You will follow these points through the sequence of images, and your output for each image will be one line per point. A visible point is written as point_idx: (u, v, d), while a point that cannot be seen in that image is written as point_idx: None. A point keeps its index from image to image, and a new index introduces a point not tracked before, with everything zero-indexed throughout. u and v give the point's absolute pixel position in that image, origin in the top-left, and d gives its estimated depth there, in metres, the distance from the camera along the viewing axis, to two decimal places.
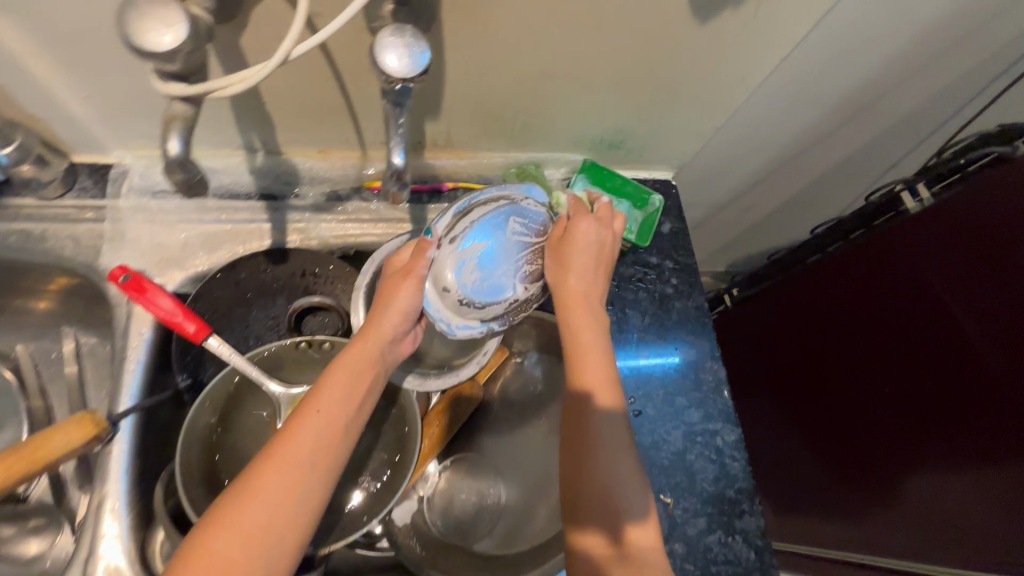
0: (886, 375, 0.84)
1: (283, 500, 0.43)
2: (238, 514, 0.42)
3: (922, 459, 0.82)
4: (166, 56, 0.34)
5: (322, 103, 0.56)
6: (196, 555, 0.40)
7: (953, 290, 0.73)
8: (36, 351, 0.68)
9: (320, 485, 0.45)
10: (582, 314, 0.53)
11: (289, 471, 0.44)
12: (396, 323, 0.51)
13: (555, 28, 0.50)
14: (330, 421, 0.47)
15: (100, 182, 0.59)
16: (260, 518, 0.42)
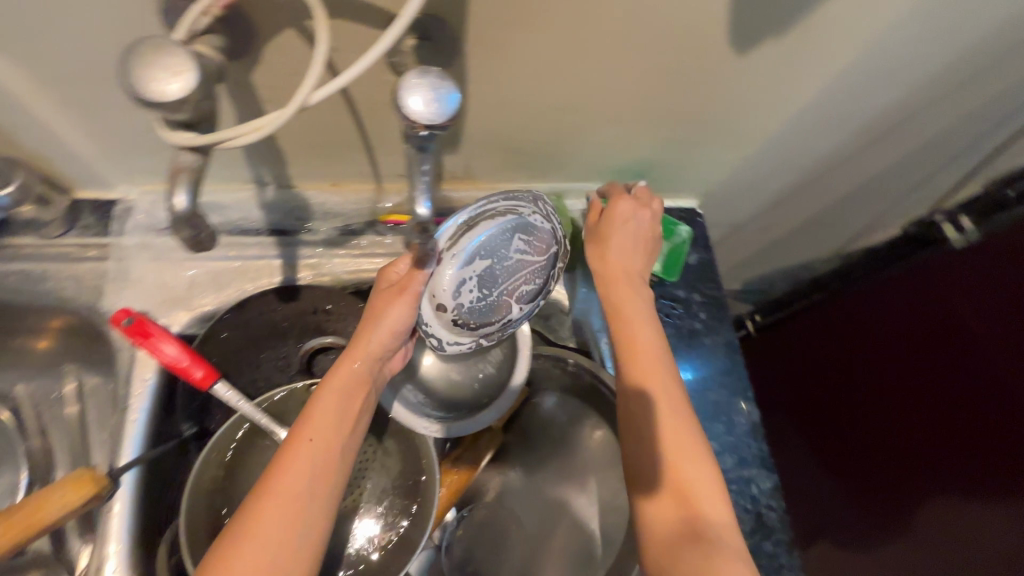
0: (909, 409, 0.80)
1: (283, 535, 0.42)
2: (236, 558, 0.40)
3: (937, 489, 0.77)
4: (174, 106, 0.31)
5: (336, 137, 0.53)
6: None
7: (992, 323, 0.69)
8: (35, 391, 0.65)
9: (321, 512, 0.44)
10: (621, 285, 0.57)
11: (286, 507, 0.42)
12: (385, 339, 0.49)
13: (586, 61, 0.47)
14: (325, 448, 0.45)
15: (104, 219, 0.56)
16: (260, 558, 0.40)
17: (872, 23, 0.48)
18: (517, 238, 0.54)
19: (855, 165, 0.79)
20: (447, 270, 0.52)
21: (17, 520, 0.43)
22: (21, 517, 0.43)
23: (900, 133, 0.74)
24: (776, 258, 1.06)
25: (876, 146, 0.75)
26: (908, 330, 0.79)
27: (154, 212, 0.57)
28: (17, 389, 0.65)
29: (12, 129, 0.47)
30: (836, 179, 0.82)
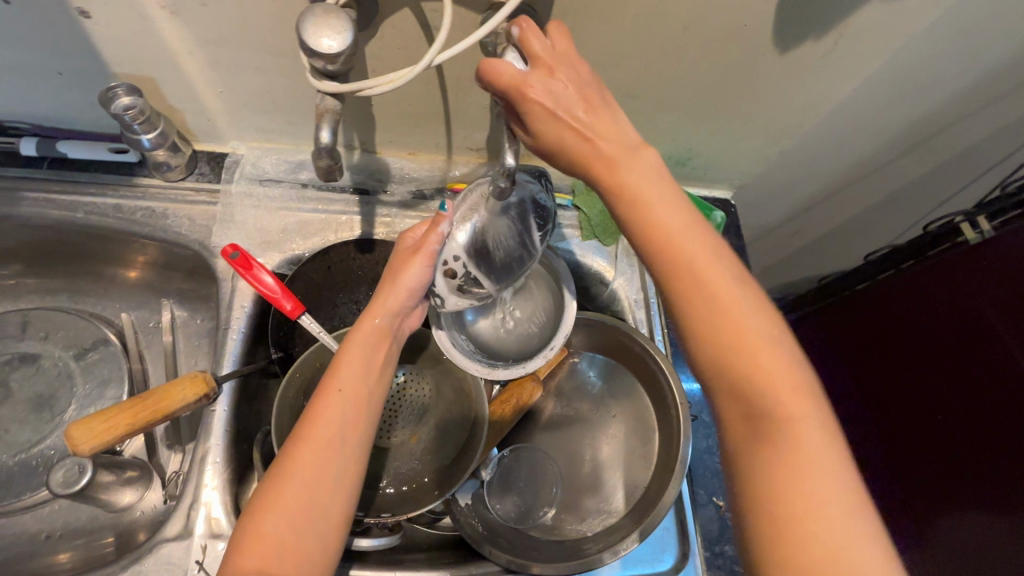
0: (925, 408, 0.83)
1: (324, 477, 0.45)
2: (283, 496, 0.43)
3: (950, 491, 0.78)
4: (330, 58, 0.39)
5: (422, 108, 0.61)
6: (252, 538, 0.42)
7: (1005, 319, 0.73)
8: (136, 320, 0.74)
9: (357, 455, 0.47)
10: (661, 207, 0.40)
11: (324, 451, 0.45)
12: (403, 296, 0.52)
13: (647, 51, 0.55)
14: (354, 397, 0.49)
15: (216, 168, 0.67)
16: (304, 495, 0.44)
17: (902, 32, 0.55)
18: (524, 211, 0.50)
19: (882, 171, 0.84)
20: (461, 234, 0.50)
21: (147, 404, 0.50)
22: (150, 402, 0.51)
23: (924, 143, 0.79)
24: (801, 260, 1.12)
25: (898, 155, 0.81)
26: (925, 325, 0.83)
27: (259, 164, 0.67)
28: (121, 316, 0.74)
29: (162, 83, 0.56)
30: (864, 184, 0.87)
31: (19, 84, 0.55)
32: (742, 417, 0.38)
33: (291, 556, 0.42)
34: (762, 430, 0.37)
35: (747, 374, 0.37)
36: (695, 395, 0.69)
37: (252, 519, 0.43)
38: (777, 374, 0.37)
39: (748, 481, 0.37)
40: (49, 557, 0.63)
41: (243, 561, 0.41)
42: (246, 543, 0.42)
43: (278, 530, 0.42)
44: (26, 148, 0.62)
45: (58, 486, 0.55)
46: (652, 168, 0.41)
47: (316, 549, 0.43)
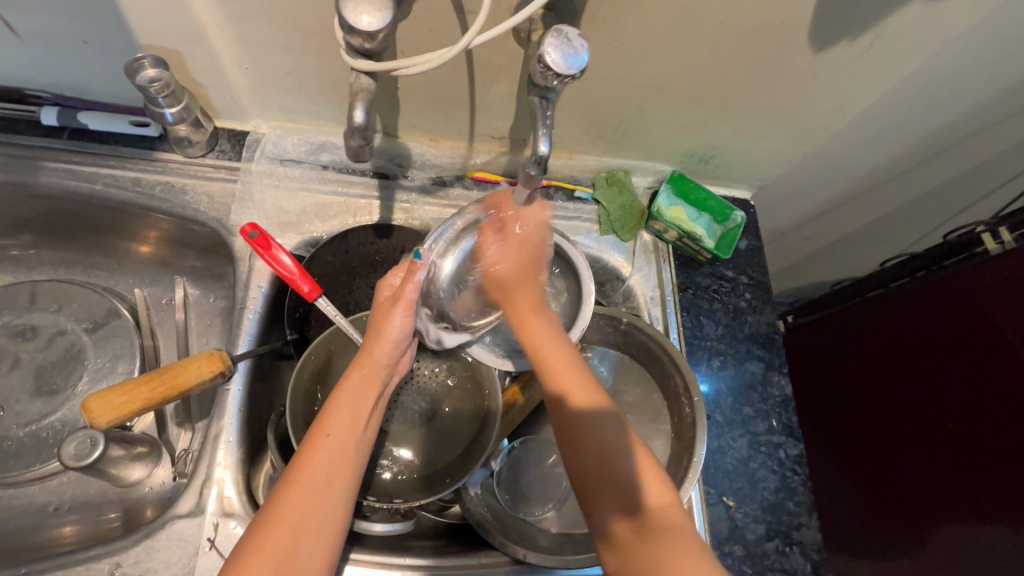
0: (924, 420, 0.82)
1: (310, 525, 0.46)
2: (271, 538, 0.44)
3: (950, 504, 0.78)
4: (368, 36, 0.39)
5: (448, 94, 0.60)
6: None
7: (1014, 325, 0.71)
8: (149, 296, 0.74)
9: (340, 505, 0.48)
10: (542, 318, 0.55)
11: (311, 495, 0.47)
12: (387, 348, 0.55)
13: (679, 45, 0.54)
14: (343, 442, 0.50)
15: (237, 146, 0.66)
16: (288, 538, 0.45)
17: (940, 35, 0.54)
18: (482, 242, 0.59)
19: (903, 178, 0.84)
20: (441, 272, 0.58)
21: (161, 380, 0.51)
22: (165, 379, 0.51)
23: (947, 152, 0.78)
24: (813, 265, 1.11)
25: (920, 162, 0.80)
26: (936, 336, 0.81)
27: (280, 143, 0.67)
28: (134, 291, 0.73)
29: (187, 57, 0.55)
30: (883, 191, 0.87)
31: (43, 51, 0.55)
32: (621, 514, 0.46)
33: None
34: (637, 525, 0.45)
35: (616, 470, 0.47)
36: (708, 394, 0.69)
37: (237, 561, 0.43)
38: (660, 496, 0.47)
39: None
40: (56, 529, 0.63)
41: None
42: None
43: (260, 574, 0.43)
44: (46, 117, 0.61)
45: (69, 458, 0.55)
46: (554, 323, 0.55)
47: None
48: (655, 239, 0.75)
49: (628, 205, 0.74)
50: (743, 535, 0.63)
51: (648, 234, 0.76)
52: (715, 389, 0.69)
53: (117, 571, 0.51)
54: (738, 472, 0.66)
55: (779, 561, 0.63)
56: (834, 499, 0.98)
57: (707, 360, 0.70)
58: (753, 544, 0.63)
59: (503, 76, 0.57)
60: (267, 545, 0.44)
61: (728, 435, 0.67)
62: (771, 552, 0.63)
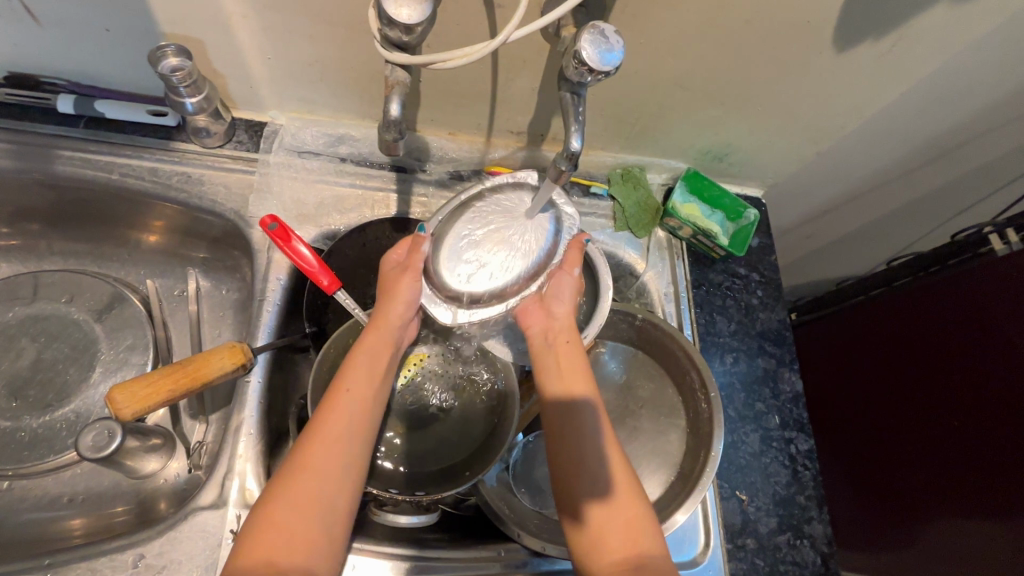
0: (926, 417, 0.83)
1: (332, 472, 0.47)
2: (297, 484, 0.46)
3: (949, 497, 0.80)
4: (406, 29, 0.39)
5: (470, 88, 0.60)
6: (264, 528, 0.44)
7: (1016, 323, 0.73)
8: (160, 287, 0.73)
9: (359, 455, 0.50)
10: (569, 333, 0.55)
11: (333, 443, 0.48)
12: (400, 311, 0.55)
13: (704, 43, 0.54)
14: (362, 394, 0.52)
15: (255, 137, 0.66)
16: (313, 484, 0.46)
17: (960, 38, 0.55)
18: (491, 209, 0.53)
19: (911, 178, 0.85)
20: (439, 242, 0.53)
21: (183, 370, 0.51)
22: (187, 369, 0.51)
23: (954, 153, 0.80)
24: (817, 264, 1.12)
25: (928, 163, 0.81)
26: (940, 333, 0.83)
27: (299, 135, 0.66)
28: (146, 282, 0.73)
29: (209, 46, 0.55)
30: (890, 192, 0.88)
31: (62, 38, 0.54)
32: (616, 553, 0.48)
33: (299, 545, 0.44)
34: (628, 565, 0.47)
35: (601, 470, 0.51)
36: (721, 390, 0.70)
37: (265, 507, 0.45)
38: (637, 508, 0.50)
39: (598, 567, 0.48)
40: (71, 521, 0.62)
41: (256, 549, 0.43)
42: (261, 529, 0.44)
43: (285, 520, 0.44)
44: (62, 105, 0.60)
45: (88, 449, 0.54)
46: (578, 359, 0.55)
47: (321, 539, 0.45)
48: (669, 236, 0.76)
49: (643, 200, 0.75)
50: (756, 528, 0.65)
51: (662, 231, 0.76)
52: (728, 385, 0.70)
53: (140, 563, 0.51)
54: (751, 467, 0.67)
55: (791, 554, 0.64)
56: (835, 493, 1.00)
57: (720, 356, 0.71)
58: (766, 537, 0.65)
59: (528, 71, 0.57)
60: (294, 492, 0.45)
61: (741, 430, 0.68)
62: (783, 545, 0.65)
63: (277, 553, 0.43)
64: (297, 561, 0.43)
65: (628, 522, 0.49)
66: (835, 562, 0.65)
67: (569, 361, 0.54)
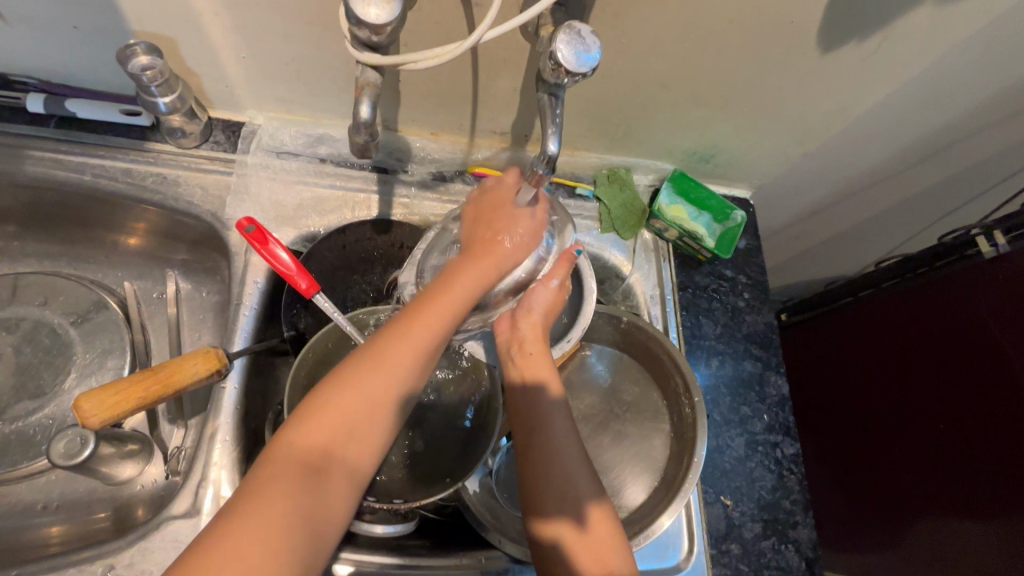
0: (912, 419, 0.83)
1: (403, 380, 0.45)
2: (363, 382, 0.44)
3: (934, 500, 0.79)
4: (375, 28, 0.38)
5: (450, 89, 0.59)
6: (322, 408, 0.43)
7: (1003, 324, 0.72)
8: (139, 289, 0.72)
9: (431, 361, 0.47)
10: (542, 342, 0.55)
11: (410, 353, 0.45)
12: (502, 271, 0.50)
13: (686, 43, 0.54)
14: (455, 316, 0.47)
15: (232, 137, 0.64)
16: (381, 387, 0.44)
17: (946, 39, 0.55)
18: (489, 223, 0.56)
19: (898, 179, 0.84)
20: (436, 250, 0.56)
21: (154, 377, 0.50)
22: (159, 376, 0.50)
23: (941, 154, 0.79)
24: (807, 264, 1.11)
25: (915, 164, 0.81)
26: (928, 335, 0.82)
27: (277, 135, 0.65)
28: (123, 284, 0.71)
29: (181, 44, 0.53)
30: (878, 192, 0.87)
31: (30, 36, 0.52)
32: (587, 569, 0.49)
33: (353, 441, 0.43)
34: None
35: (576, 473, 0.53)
36: (707, 393, 0.69)
37: (328, 392, 0.43)
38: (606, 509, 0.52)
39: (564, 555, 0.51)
40: (44, 529, 0.61)
41: (309, 435, 0.42)
42: (317, 414, 0.43)
43: (345, 416, 0.43)
44: (32, 104, 0.59)
45: (59, 456, 0.53)
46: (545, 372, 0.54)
47: (374, 441, 0.45)
48: (655, 238, 0.75)
49: (629, 202, 0.74)
50: (740, 533, 0.64)
51: (648, 233, 0.75)
52: (713, 389, 0.69)
53: (110, 573, 0.50)
54: (736, 471, 0.66)
55: (775, 559, 0.64)
56: (823, 495, 0.99)
57: (705, 359, 0.71)
58: (750, 542, 0.64)
59: (508, 71, 0.56)
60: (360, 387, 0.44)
61: (726, 434, 0.68)
62: (767, 550, 0.64)
63: (330, 443, 0.43)
64: (348, 455, 0.43)
65: (597, 539, 0.51)
66: (819, 567, 0.64)
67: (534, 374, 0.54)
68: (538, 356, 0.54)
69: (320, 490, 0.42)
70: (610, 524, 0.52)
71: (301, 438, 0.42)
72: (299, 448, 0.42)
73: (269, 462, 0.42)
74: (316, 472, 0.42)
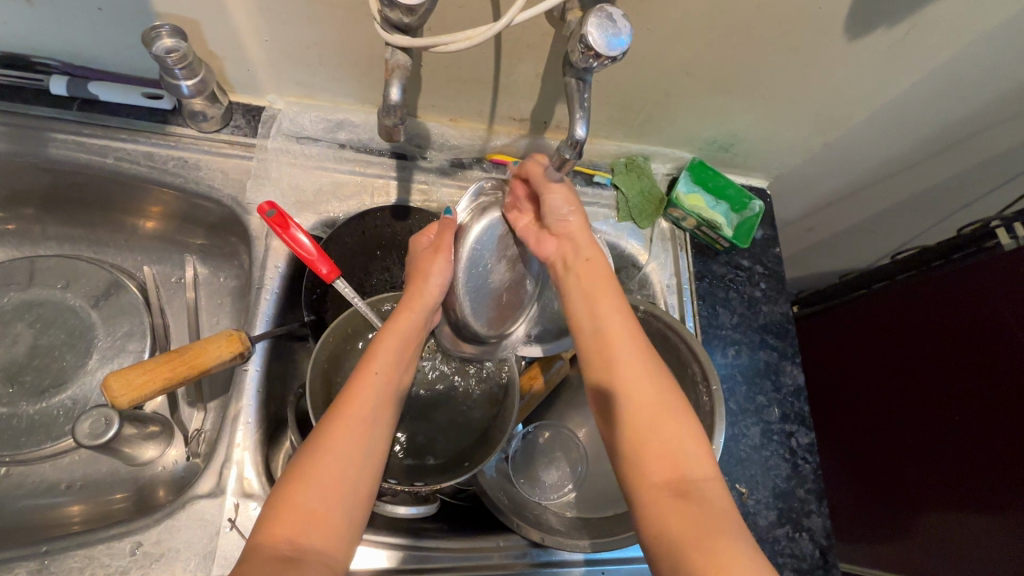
0: (928, 409, 0.83)
1: (358, 449, 0.46)
2: (320, 468, 0.44)
3: (950, 491, 0.79)
4: (407, 9, 0.38)
5: (471, 76, 0.59)
6: (323, 442, 0.46)
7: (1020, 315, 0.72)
8: (157, 273, 0.72)
9: (381, 432, 0.49)
10: (604, 296, 0.53)
11: (357, 432, 0.47)
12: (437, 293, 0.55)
13: (712, 31, 0.53)
14: (388, 381, 0.51)
15: (252, 122, 0.65)
16: (335, 468, 0.45)
17: (975, 27, 0.54)
18: (485, 244, 0.56)
19: (916, 171, 0.83)
20: (463, 293, 0.56)
21: (182, 359, 0.51)
22: (186, 358, 0.51)
23: (961, 146, 0.78)
24: (820, 257, 1.11)
25: (934, 155, 0.80)
26: (943, 328, 0.82)
27: (297, 120, 0.65)
28: (142, 269, 0.72)
29: (205, 27, 0.53)
30: (895, 184, 0.87)
31: (52, 16, 0.52)
32: (660, 476, 0.44)
33: (322, 527, 0.43)
34: (675, 490, 0.43)
35: (668, 429, 0.46)
36: (722, 383, 0.69)
37: (286, 487, 0.43)
38: (701, 477, 0.44)
39: (673, 539, 0.40)
40: (70, 508, 0.62)
41: (275, 529, 0.41)
42: (280, 511, 0.42)
43: (314, 504, 0.43)
44: (55, 87, 0.59)
45: (85, 437, 0.52)
46: (612, 293, 0.53)
47: (342, 529, 0.44)
48: (673, 227, 0.75)
49: (647, 190, 0.74)
50: (755, 521, 0.65)
51: (666, 222, 0.75)
52: (729, 379, 0.70)
53: (138, 551, 0.50)
54: (751, 459, 0.67)
55: (789, 546, 0.65)
56: (834, 485, 1.00)
57: (722, 349, 0.71)
58: (765, 530, 0.65)
59: (531, 57, 0.55)
60: (348, 414, 0.47)
61: (742, 423, 0.68)
62: (781, 538, 0.65)
63: (298, 534, 0.41)
64: (319, 545, 0.42)
65: (667, 448, 0.45)
66: (834, 556, 0.65)
67: (595, 272, 0.54)
68: (595, 260, 0.55)
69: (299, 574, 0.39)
70: (682, 424, 0.46)
71: (273, 533, 0.41)
72: (271, 548, 0.40)
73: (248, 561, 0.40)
74: (293, 565, 0.40)
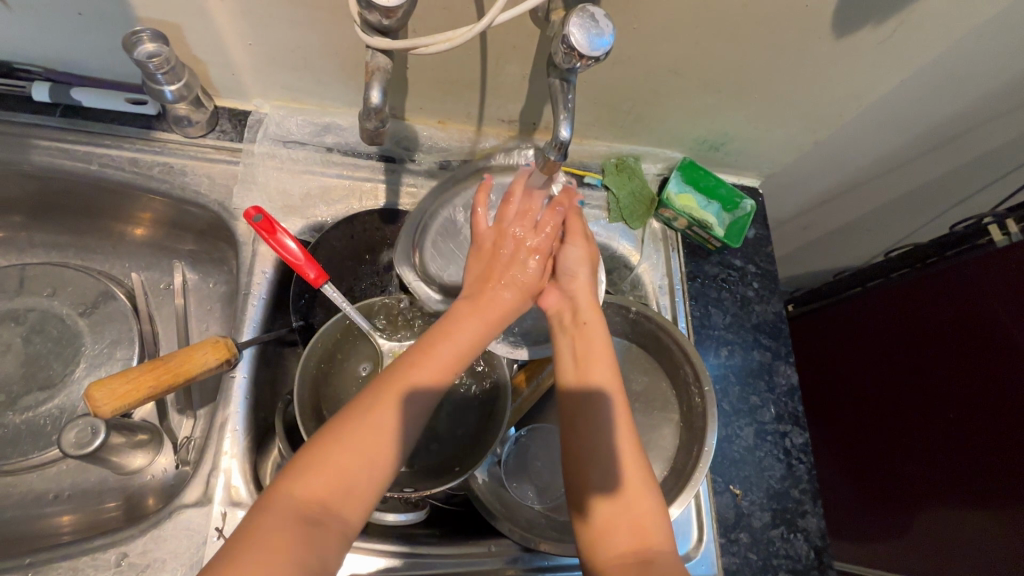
0: (921, 405, 0.83)
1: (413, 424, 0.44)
2: (367, 435, 0.42)
3: (942, 488, 0.79)
4: (387, 11, 0.38)
5: (457, 78, 0.58)
6: (383, 406, 0.43)
7: (1010, 310, 0.71)
8: (146, 280, 0.72)
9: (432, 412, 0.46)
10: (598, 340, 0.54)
11: (415, 406, 0.44)
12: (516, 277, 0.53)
13: (697, 31, 0.53)
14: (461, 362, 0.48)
15: (238, 126, 0.64)
16: (385, 437, 0.43)
17: (962, 24, 0.54)
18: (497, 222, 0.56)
19: (909, 168, 0.83)
20: None
21: (168, 367, 0.50)
22: (172, 365, 0.50)
23: (951, 143, 0.78)
24: (815, 255, 1.11)
25: (925, 153, 0.80)
26: (936, 324, 0.81)
27: (284, 124, 0.65)
28: (131, 276, 0.71)
29: (187, 31, 0.53)
30: (887, 182, 0.87)
31: (32, 22, 0.52)
32: (625, 545, 0.46)
33: (354, 494, 0.41)
34: (638, 559, 0.45)
35: (638, 502, 0.48)
36: (715, 383, 0.69)
37: (326, 443, 0.41)
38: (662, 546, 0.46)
39: None
40: (58, 518, 0.61)
41: (308, 485, 0.40)
42: (317, 465, 0.41)
43: (345, 464, 0.41)
44: (38, 94, 0.58)
45: (70, 446, 0.52)
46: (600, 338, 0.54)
47: (369, 500, 0.42)
48: (664, 227, 0.75)
49: (638, 191, 0.73)
50: (749, 522, 0.64)
51: (657, 222, 0.75)
52: (722, 379, 0.69)
53: (123, 561, 0.50)
54: (745, 460, 0.66)
55: (784, 548, 0.64)
56: (831, 484, 1.00)
57: (715, 349, 0.70)
58: (759, 531, 0.64)
59: (516, 58, 0.55)
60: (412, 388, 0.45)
61: (735, 424, 0.68)
62: (776, 539, 0.64)
63: (326, 494, 0.40)
64: (345, 511, 0.41)
65: (636, 522, 0.47)
66: (829, 556, 0.64)
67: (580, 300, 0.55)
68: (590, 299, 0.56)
69: (314, 544, 0.38)
70: (652, 499, 0.48)
71: (298, 489, 0.40)
72: (296, 501, 0.39)
73: (270, 509, 0.39)
74: (313, 527, 0.39)
